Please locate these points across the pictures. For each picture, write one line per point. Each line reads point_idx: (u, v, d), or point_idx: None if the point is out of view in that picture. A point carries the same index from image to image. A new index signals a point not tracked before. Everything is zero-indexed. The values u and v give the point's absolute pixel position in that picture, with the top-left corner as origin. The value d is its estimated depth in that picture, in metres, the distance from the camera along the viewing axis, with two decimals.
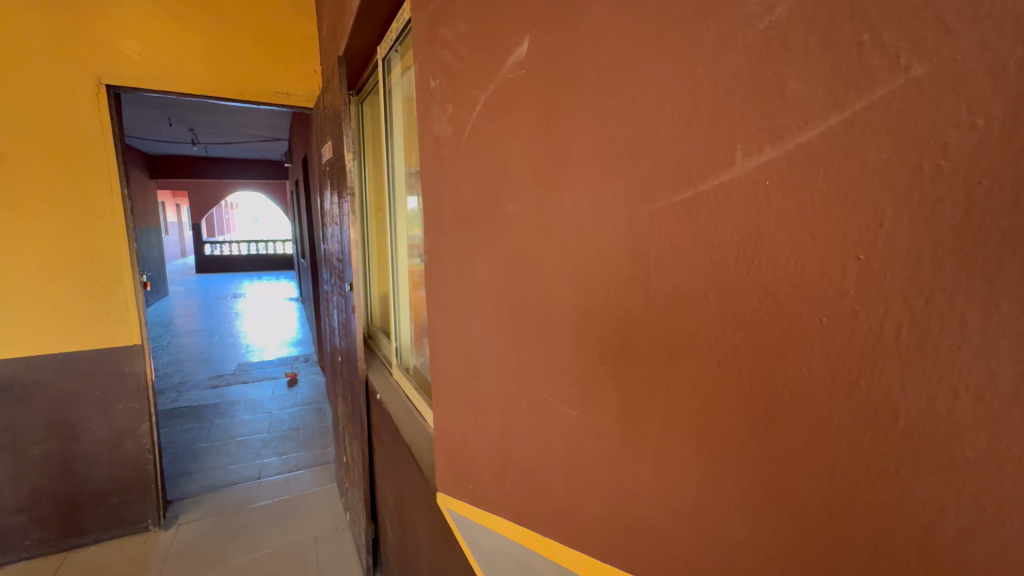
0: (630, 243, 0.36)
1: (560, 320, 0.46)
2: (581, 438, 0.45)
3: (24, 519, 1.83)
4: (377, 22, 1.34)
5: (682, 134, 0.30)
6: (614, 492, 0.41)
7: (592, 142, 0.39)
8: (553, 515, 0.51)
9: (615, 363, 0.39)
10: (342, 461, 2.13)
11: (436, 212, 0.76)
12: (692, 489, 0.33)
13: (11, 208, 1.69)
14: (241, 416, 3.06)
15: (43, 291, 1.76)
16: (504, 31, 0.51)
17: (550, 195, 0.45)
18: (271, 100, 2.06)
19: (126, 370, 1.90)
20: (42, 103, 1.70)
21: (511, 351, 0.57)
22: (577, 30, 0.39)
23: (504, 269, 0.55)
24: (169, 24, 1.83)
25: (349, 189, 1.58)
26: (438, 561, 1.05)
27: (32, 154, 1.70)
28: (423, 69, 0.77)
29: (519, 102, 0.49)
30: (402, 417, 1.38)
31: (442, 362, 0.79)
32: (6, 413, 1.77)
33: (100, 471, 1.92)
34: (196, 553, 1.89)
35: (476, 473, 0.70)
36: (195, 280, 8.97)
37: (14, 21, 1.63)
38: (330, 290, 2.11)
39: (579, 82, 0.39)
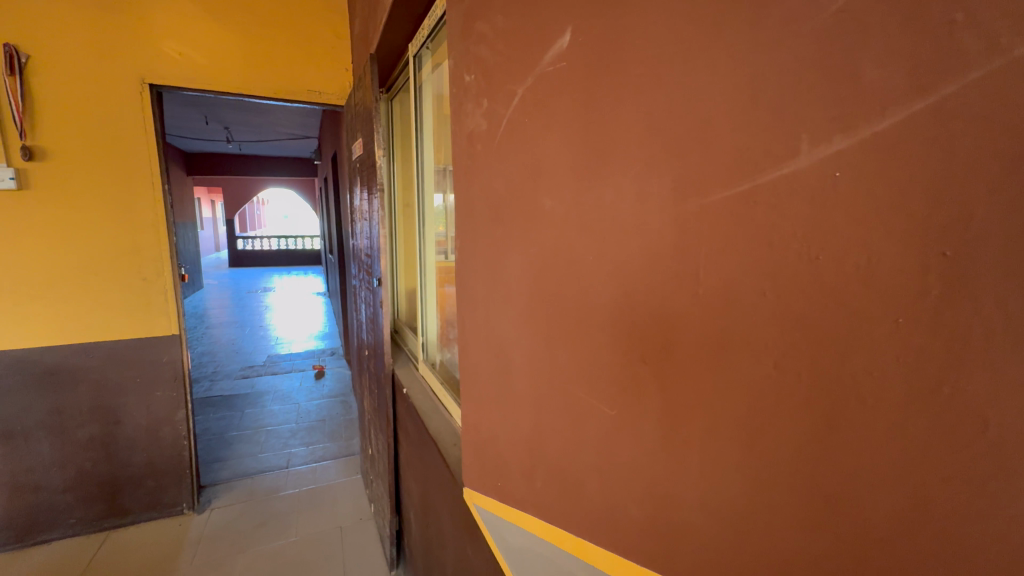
0: (677, 238, 0.35)
1: (598, 316, 0.45)
2: (618, 438, 0.44)
3: (70, 498, 1.92)
4: (409, 20, 1.35)
5: (738, 125, 0.29)
6: (654, 495, 0.40)
7: (636, 133, 0.38)
8: (585, 515, 0.51)
9: (657, 362, 0.38)
10: (367, 453, 2.17)
11: (468, 208, 0.77)
12: (740, 494, 0.32)
13: (62, 202, 1.78)
14: (270, 407, 3.15)
15: (89, 281, 1.84)
16: (545, 24, 0.50)
17: (589, 190, 0.44)
18: (305, 97, 2.10)
19: (164, 359, 1.98)
20: (91, 102, 1.77)
21: (544, 348, 0.56)
22: (625, 22, 0.38)
23: (539, 265, 0.55)
24: (209, 24, 1.89)
25: (379, 185, 1.60)
26: (462, 555, 1.06)
27: (79, 150, 1.78)
28: (457, 65, 0.78)
29: (558, 96, 0.49)
30: (428, 411, 1.40)
31: (472, 359, 0.79)
32: (55, 397, 1.86)
33: (140, 454, 2.00)
34: (228, 538, 1.95)
35: (505, 470, 0.70)
36: (226, 275, 9.25)
37: (65, 22, 1.71)
38: (359, 286, 2.15)
39: (623, 72, 0.38)
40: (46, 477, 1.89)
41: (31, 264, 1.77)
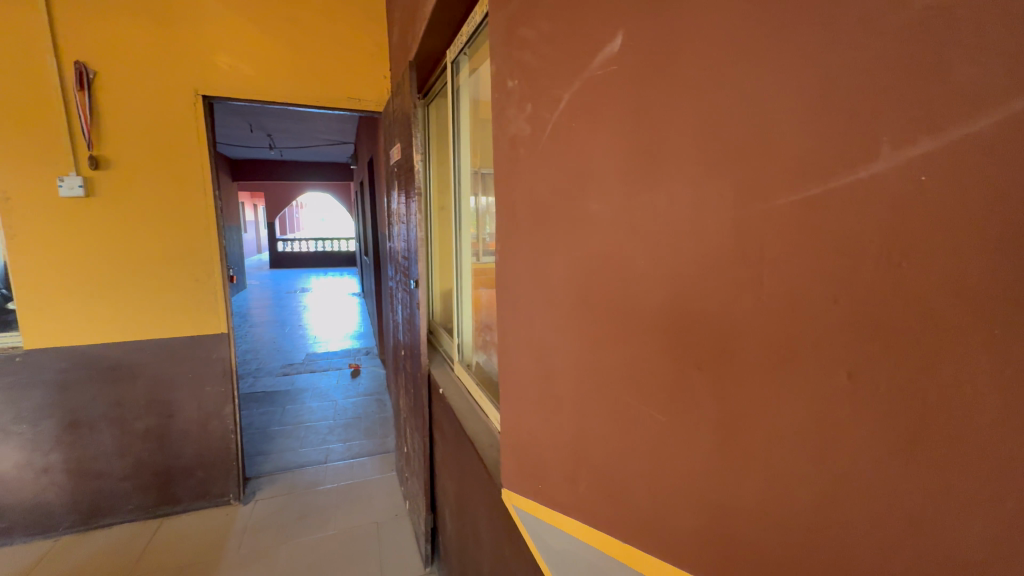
0: (737, 243, 0.34)
1: (648, 321, 0.45)
2: (669, 445, 0.44)
3: (128, 485, 2.05)
4: (448, 26, 1.37)
5: (808, 128, 0.29)
6: (708, 504, 0.40)
7: (693, 137, 0.37)
8: (632, 521, 0.51)
9: (713, 369, 0.38)
10: (403, 451, 2.22)
11: (510, 211, 0.77)
12: (804, 507, 0.31)
13: (124, 208, 1.90)
14: (310, 403, 3.26)
15: (147, 282, 1.96)
16: (593, 29, 0.51)
17: (640, 194, 0.44)
18: (346, 105, 2.17)
19: (213, 356, 2.08)
20: (150, 113, 1.89)
21: (590, 352, 0.56)
22: (681, 25, 0.38)
23: (585, 269, 0.55)
24: (256, 37, 1.98)
25: (417, 189, 1.63)
26: (499, 555, 1.06)
27: (139, 159, 1.89)
28: (499, 71, 0.78)
29: (607, 100, 0.49)
30: (465, 411, 1.41)
31: (513, 361, 0.80)
32: (116, 390, 1.98)
33: (191, 446, 2.11)
34: (270, 529, 2.03)
35: (546, 472, 0.70)
36: (268, 276, 9.63)
37: (127, 38, 1.83)
38: (396, 287, 2.20)
39: (678, 76, 0.38)
40: (107, 465, 2.01)
41: (95, 266, 1.89)
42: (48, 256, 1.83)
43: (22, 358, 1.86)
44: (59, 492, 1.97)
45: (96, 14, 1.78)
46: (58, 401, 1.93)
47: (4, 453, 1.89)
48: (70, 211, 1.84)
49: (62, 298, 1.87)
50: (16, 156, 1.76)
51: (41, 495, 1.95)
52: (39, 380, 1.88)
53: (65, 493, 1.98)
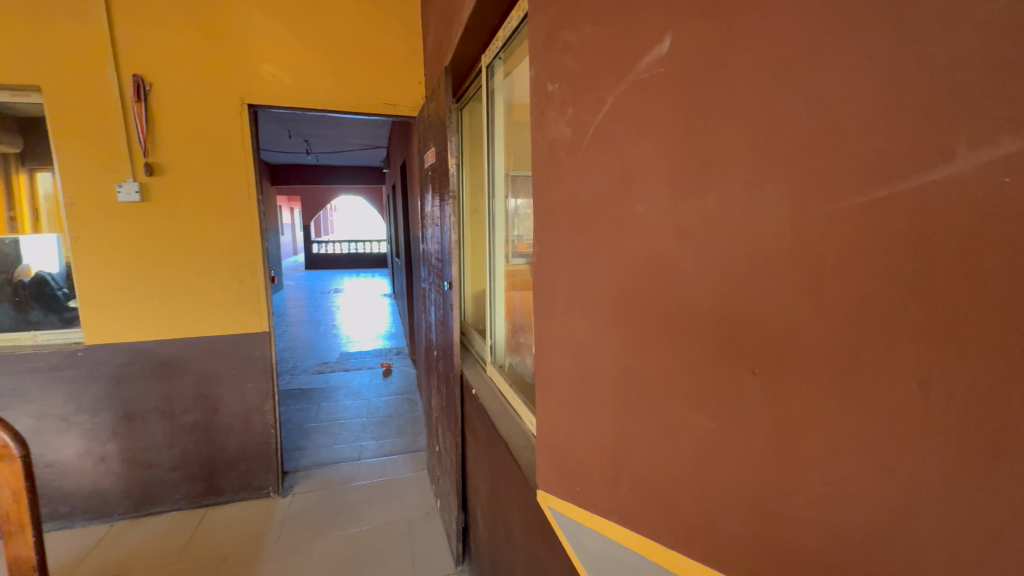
0: (795, 246, 0.34)
1: (696, 324, 0.45)
2: (718, 449, 0.43)
3: (177, 475, 2.16)
4: (484, 31, 1.39)
5: (877, 129, 0.28)
6: (761, 513, 0.39)
7: (748, 139, 0.37)
8: (677, 527, 0.50)
9: (769, 374, 0.37)
10: (434, 450, 2.25)
11: (549, 214, 0.78)
12: (869, 517, 0.31)
13: (176, 213, 2.00)
14: (343, 401, 3.35)
15: (195, 282, 2.06)
16: (639, 32, 0.51)
17: (689, 196, 0.44)
18: (382, 110, 2.22)
19: (255, 353, 2.17)
20: (199, 122, 1.99)
21: (632, 356, 0.56)
22: (737, 27, 0.38)
23: (629, 271, 0.55)
24: (297, 47, 2.06)
25: (451, 193, 1.66)
26: (533, 556, 1.07)
27: (190, 166, 2.00)
28: (539, 75, 0.79)
29: (655, 103, 0.49)
30: (498, 412, 1.42)
31: (550, 363, 0.80)
32: (166, 385, 2.09)
33: (234, 439, 2.20)
34: (307, 522, 2.10)
35: (585, 475, 0.70)
36: (303, 277, 9.94)
37: (179, 52, 1.93)
38: (429, 288, 2.24)
39: (733, 77, 0.38)
40: (158, 456, 2.13)
41: (149, 268, 2.01)
42: (107, 258, 1.96)
43: (83, 353, 1.98)
44: (115, 480, 2.09)
45: (154, 30, 1.90)
46: (114, 395, 2.05)
47: (66, 442, 2.02)
48: (127, 215, 1.95)
49: (120, 297, 1.99)
50: (80, 165, 1.88)
51: (99, 483, 2.08)
52: (97, 374, 2.01)
53: (120, 481, 2.10)
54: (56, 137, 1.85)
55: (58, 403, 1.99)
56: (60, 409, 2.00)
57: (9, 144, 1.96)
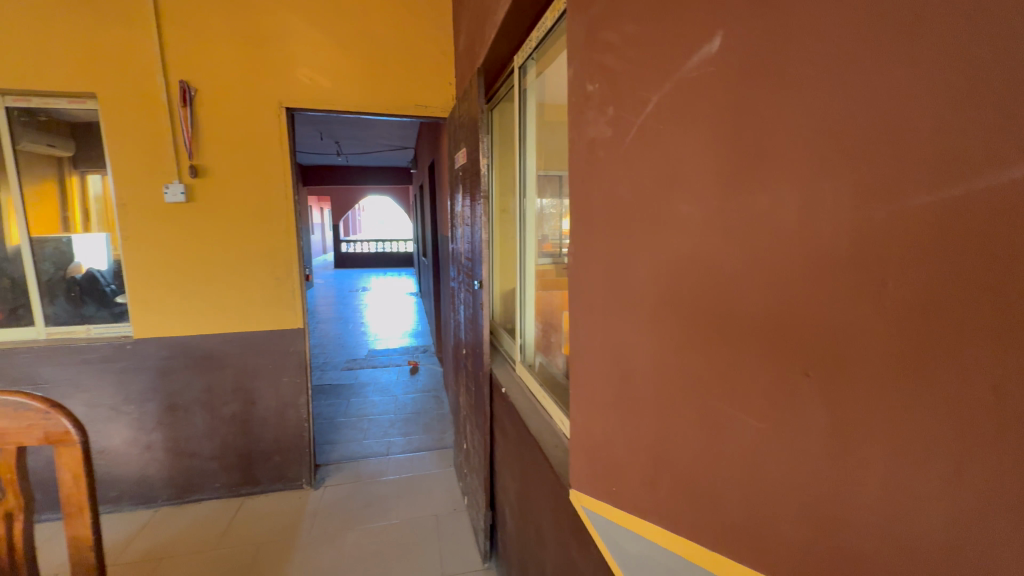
0: (857, 245, 0.33)
1: (745, 326, 0.44)
2: (768, 451, 0.43)
3: (216, 464, 2.25)
4: (517, 31, 1.40)
5: (950, 126, 0.28)
6: (816, 517, 0.39)
7: (805, 137, 0.37)
8: (723, 530, 0.50)
9: (827, 376, 0.37)
10: (462, 447, 2.28)
11: (586, 214, 0.78)
12: (936, 523, 0.30)
13: (217, 212, 2.09)
14: (372, 397, 3.42)
15: (235, 279, 2.15)
16: (686, 31, 0.51)
17: (740, 196, 0.44)
18: (413, 111, 2.26)
19: (290, 349, 2.24)
20: (240, 125, 2.07)
21: (675, 356, 0.56)
22: (795, 25, 0.37)
23: (672, 271, 0.55)
24: (332, 50, 2.12)
25: (483, 193, 1.67)
26: (564, 555, 1.07)
27: (231, 167, 2.08)
28: (578, 76, 0.80)
29: (702, 102, 0.48)
30: (528, 411, 1.43)
31: (586, 363, 0.80)
32: (207, 377, 2.18)
33: (270, 432, 2.28)
34: (339, 514, 2.16)
35: (622, 475, 0.70)
36: (333, 275, 10.19)
37: (222, 58, 2.02)
38: (458, 287, 2.27)
39: (790, 75, 0.38)
40: (199, 445, 2.22)
41: (193, 267, 2.10)
42: (155, 256, 2.05)
43: (132, 346, 2.09)
44: (159, 467, 2.20)
45: (199, 37, 1.98)
46: (159, 386, 2.15)
47: (115, 430, 2.13)
48: (173, 215, 2.05)
49: (165, 293, 2.09)
50: (131, 168, 1.99)
51: (145, 470, 2.19)
52: (145, 366, 2.11)
53: (164, 468, 2.20)
54: (109, 141, 1.96)
55: (108, 393, 2.10)
56: (110, 398, 2.11)
57: (62, 147, 2.08)
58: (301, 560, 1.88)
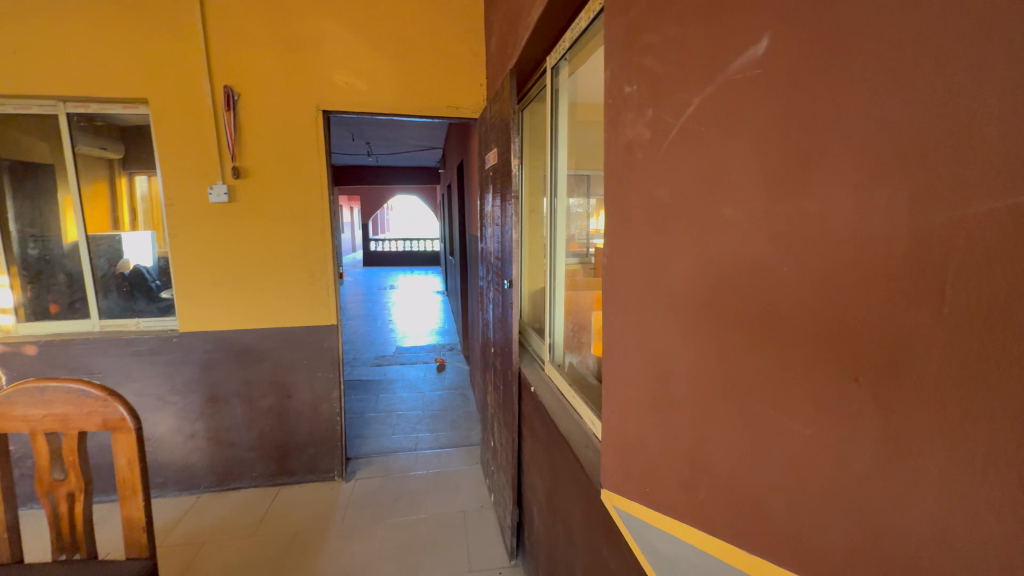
0: (913, 251, 0.33)
1: (791, 331, 0.44)
2: (814, 456, 0.43)
3: (254, 454, 2.34)
4: (551, 32, 1.40)
5: (1014, 132, 0.27)
6: (865, 525, 0.38)
7: (860, 141, 0.37)
8: (764, 534, 0.50)
9: (880, 382, 0.36)
10: (489, 445, 2.30)
11: (623, 215, 0.78)
12: (995, 533, 0.30)
13: (258, 212, 2.18)
14: (400, 394, 3.49)
15: (273, 276, 2.23)
16: (731, 33, 0.51)
17: (787, 200, 0.44)
18: (445, 112, 2.29)
19: (324, 345, 2.31)
20: (280, 128, 2.15)
21: (716, 360, 0.56)
22: (849, 28, 0.37)
23: (714, 274, 0.55)
24: (367, 54, 2.17)
25: (514, 193, 1.68)
26: (595, 555, 1.08)
27: (271, 169, 2.16)
28: (615, 77, 0.80)
29: (748, 104, 0.48)
30: (557, 410, 1.44)
31: (621, 364, 0.80)
32: (247, 370, 2.28)
33: (304, 425, 2.36)
34: (369, 506, 2.22)
35: (657, 476, 0.71)
36: (362, 274, 10.41)
37: (262, 63, 2.10)
38: (487, 286, 2.30)
39: (844, 79, 0.38)
40: (239, 436, 2.32)
41: (234, 264, 2.19)
42: (199, 254, 2.16)
43: (178, 339, 2.20)
44: (201, 455, 2.30)
45: (242, 44, 2.07)
46: (203, 378, 2.25)
47: (162, 419, 2.25)
48: (217, 214, 2.14)
49: (209, 289, 2.19)
50: (179, 169, 2.09)
51: (188, 457, 2.30)
52: (189, 358, 2.22)
53: (206, 456, 2.31)
54: (160, 144, 2.06)
55: (156, 384, 2.22)
56: (157, 389, 2.22)
57: (114, 150, 2.20)
58: (334, 549, 1.94)
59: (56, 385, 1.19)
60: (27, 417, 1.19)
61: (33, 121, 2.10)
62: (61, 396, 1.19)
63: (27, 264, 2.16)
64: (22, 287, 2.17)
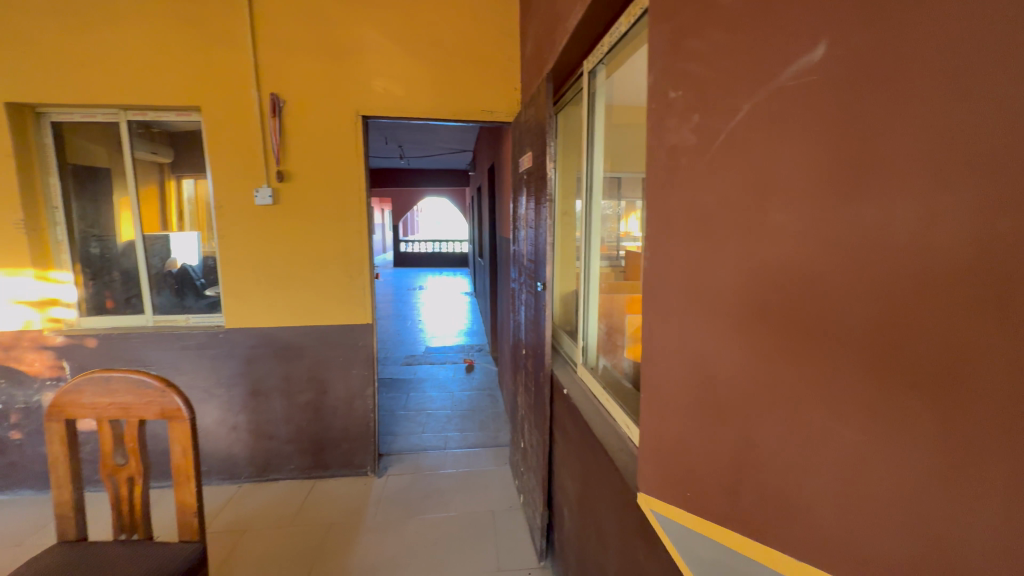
0: (978, 261, 0.33)
1: (844, 339, 0.44)
2: (868, 464, 0.42)
3: (292, 447, 2.43)
4: (589, 37, 1.41)
5: None
6: (924, 535, 0.38)
7: (921, 149, 0.37)
8: (812, 541, 0.49)
9: (940, 391, 0.36)
10: (519, 446, 2.32)
11: (665, 220, 0.79)
12: None
13: (300, 215, 2.26)
14: (429, 393, 3.55)
15: (312, 276, 2.32)
16: (783, 40, 0.51)
17: (842, 206, 0.44)
18: (480, 116, 2.33)
19: (359, 343, 2.38)
20: (321, 134, 2.23)
21: (764, 365, 0.56)
22: (910, 36, 0.37)
23: (762, 280, 0.55)
24: (406, 60, 2.23)
25: (548, 196, 1.70)
26: (629, 559, 1.08)
27: (311, 173, 2.24)
28: (659, 82, 0.80)
29: (802, 110, 0.48)
30: (590, 413, 1.44)
31: (660, 367, 0.81)
32: (287, 366, 2.37)
33: (339, 420, 2.44)
34: (401, 502, 2.27)
35: (697, 480, 0.71)
36: (391, 275, 10.62)
37: (306, 71, 2.18)
38: (519, 288, 2.32)
39: (904, 85, 0.38)
40: (278, 429, 2.42)
41: (277, 264, 2.28)
42: (245, 254, 2.26)
43: (224, 335, 2.30)
44: (243, 447, 2.41)
45: (288, 54, 2.16)
46: (246, 372, 2.35)
47: (208, 411, 2.36)
48: (263, 216, 2.24)
49: (253, 287, 2.29)
50: (228, 173, 2.19)
51: (231, 448, 2.41)
52: (233, 353, 2.32)
53: (247, 448, 2.41)
54: (211, 149, 2.17)
55: (203, 377, 2.33)
56: (205, 382, 2.34)
57: (164, 155, 2.33)
58: (368, 542, 2.00)
59: (120, 374, 1.28)
60: (94, 404, 1.28)
61: (97, 129, 2.26)
62: (124, 385, 1.28)
63: (89, 262, 2.32)
64: (84, 282, 2.32)
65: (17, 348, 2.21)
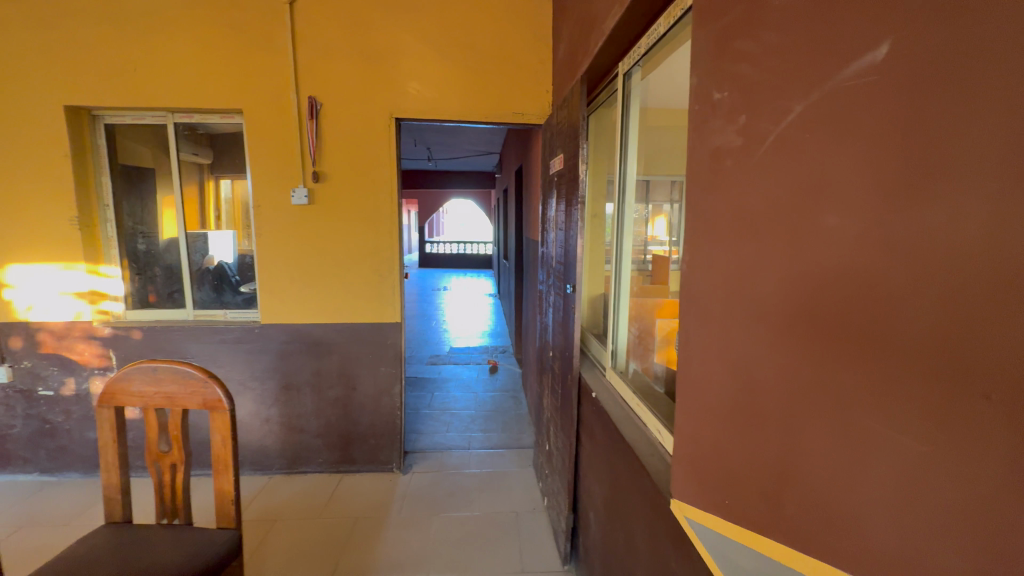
0: None
1: (907, 346, 0.43)
2: (931, 475, 0.41)
3: (321, 441, 2.49)
4: (625, 39, 1.41)
5: None
6: (992, 552, 0.37)
7: (995, 151, 0.35)
8: (864, 552, 0.48)
9: (1013, 402, 0.35)
10: (544, 448, 2.31)
11: (707, 222, 0.78)
12: None
13: (333, 215, 2.32)
14: (453, 393, 3.58)
15: (344, 275, 2.37)
16: (841, 39, 0.50)
17: (904, 210, 0.43)
18: (511, 119, 2.34)
19: (387, 341, 2.42)
20: (355, 136, 2.29)
21: (815, 372, 0.54)
22: (985, 33, 0.36)
23: (814, 284, 0.54)
24: (439, 64, 2.27)
25: (580, 198, 1.69)
26: (658, 565, 1.06)
27: (346, 174, 2.30)
28: (703, 83, 0.80)
29: (861, 111, 0.47)
30: (620, 417, 1.43)
31: (699, 371, 0.79)
32: (317, 362, 2.43)
33: (367, 416, 2.49)
34: (425, 499, 2.30)
35: (736, 487, 0.69)
36: (416, 275, 10.75)
37: (343, 75, 2.24)
38: (547, 290, 2.31)
39: (978, 85, 0.36)
40: (308, 423, 2.48)
41: (311, 262, 2.35)
42: (280, 252, 2.33)
43: (259, 330, 2.38)
44: (275, 439, 2.48)
45: (326, 58, 2.23)
46: (279, 367, 2.42)
47: (243, 403, 2.44)
48: (299, 216, 2.31)
49: (288, 284, 2.36)
50: (266, 174, 2.27)
51: (263, 440, 2.48)
52: (267, 348, 2.40)
53: (278, 440, 2.48)
54: (251, 150, 2.25)
55: (238, 370, 2.41)
56: (240, 374, 2.42)
57: (205, 155, 2.42)
58: (393, 537, 2.03)
59: (166, 364, 1.34)
60: (141, 393, 1.34)
61: (146, 130, 2.37)
62: (169, 376, 1.33)
63: (135, 257, 2.43)
64: (130, 276, 2.44)
65: (68, 338, 2.33)
